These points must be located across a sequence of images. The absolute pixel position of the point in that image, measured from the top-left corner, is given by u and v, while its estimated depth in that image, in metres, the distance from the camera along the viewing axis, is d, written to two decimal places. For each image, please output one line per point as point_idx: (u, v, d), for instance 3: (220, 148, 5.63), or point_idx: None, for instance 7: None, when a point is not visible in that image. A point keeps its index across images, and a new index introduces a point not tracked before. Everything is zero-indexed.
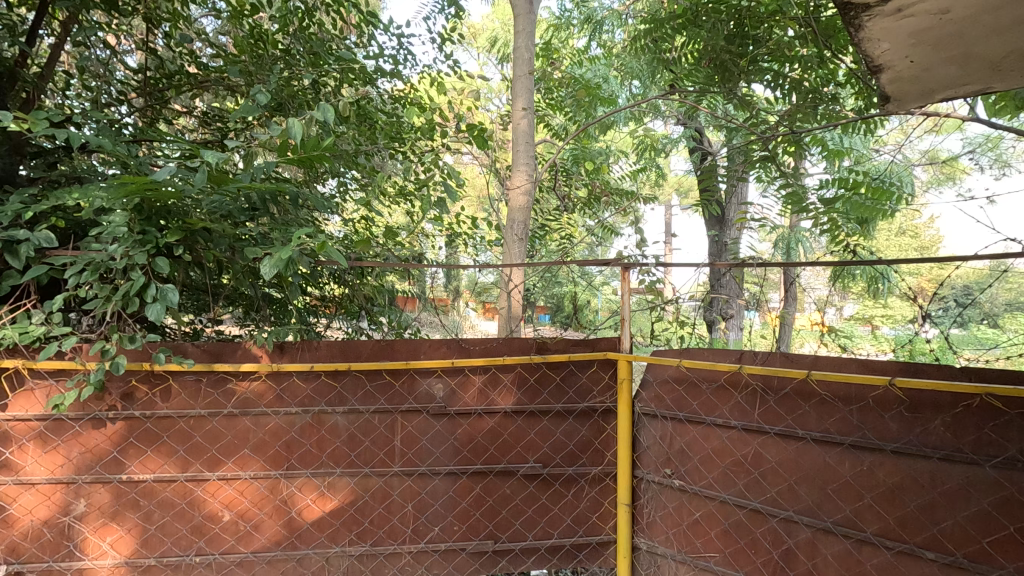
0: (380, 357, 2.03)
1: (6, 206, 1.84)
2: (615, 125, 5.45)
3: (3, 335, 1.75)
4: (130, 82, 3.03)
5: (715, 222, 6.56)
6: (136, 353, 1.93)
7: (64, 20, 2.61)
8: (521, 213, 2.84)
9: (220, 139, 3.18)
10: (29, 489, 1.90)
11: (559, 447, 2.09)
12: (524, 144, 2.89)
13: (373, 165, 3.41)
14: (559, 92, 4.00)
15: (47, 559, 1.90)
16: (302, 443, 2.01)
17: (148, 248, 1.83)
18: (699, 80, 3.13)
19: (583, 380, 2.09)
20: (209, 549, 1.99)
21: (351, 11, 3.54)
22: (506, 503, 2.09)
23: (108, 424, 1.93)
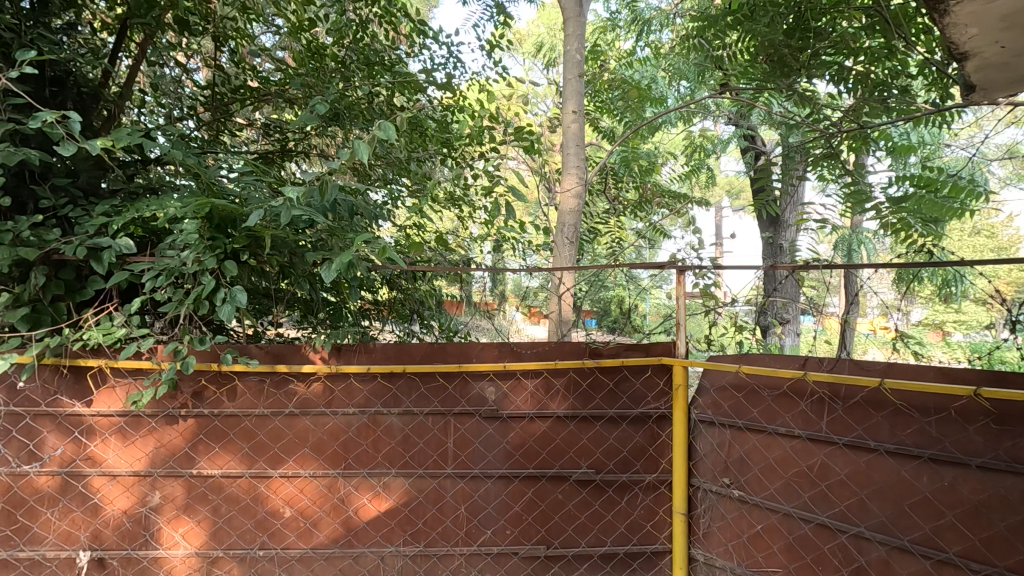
0: (433, 359, 2.06)
1: (93, 217, 1.98)
2: (664, 127, 5.35)
3: (89, 336, 1.89)
4: (198, 97, 3.20)
5: (769, 223, 6.32)
6: (206, 353, 2.03)
7: (142, 42, 2.79)
8: (572, 216, 2.81)
9: (280, 150, 3.32)
10: (110, 480, 2.02)
11: (612, 453, 2.06)
12: (574, 147, 2.88)
13: (424, 171, 3.47)
14: (609, 94, 3.96)
15: (126, 547, 2.02)
16: (359, 443, 2.07)
17: (217, 254, 1.93)
18: (755, 77, 3.03)
19: (636, 385, 2.05)
20: (271, 544, 2.06)
21: (402, 22, 3.63)
22: (558, 509, 2.07)
23: (181, 421, 2.03)
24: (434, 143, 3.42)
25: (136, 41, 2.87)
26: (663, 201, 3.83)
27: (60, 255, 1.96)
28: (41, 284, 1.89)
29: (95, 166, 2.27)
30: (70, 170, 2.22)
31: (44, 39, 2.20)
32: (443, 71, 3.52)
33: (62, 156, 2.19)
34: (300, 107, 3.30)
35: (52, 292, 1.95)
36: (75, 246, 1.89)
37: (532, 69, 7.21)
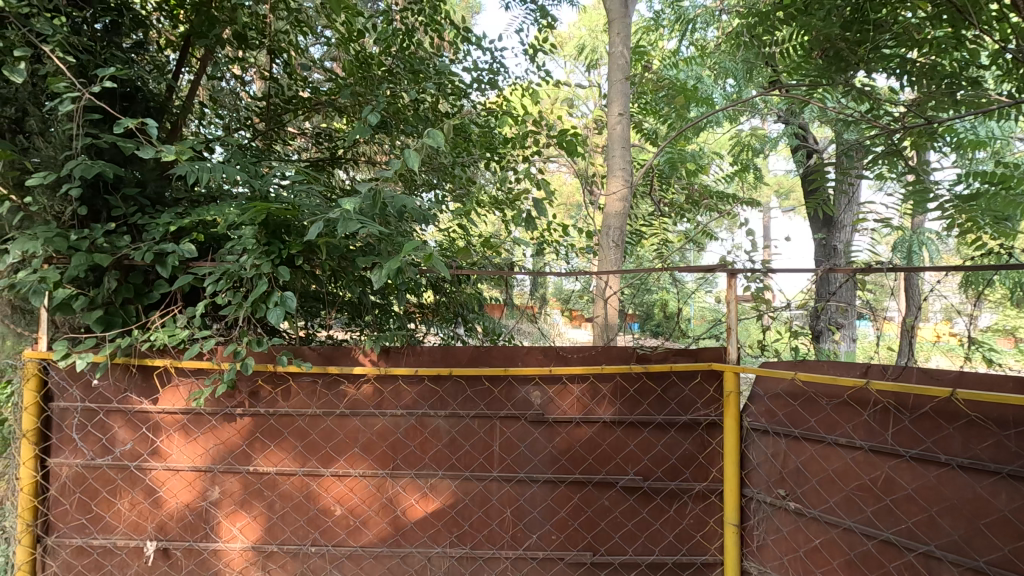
0: (479, 363, 2.08)
1: (160, 224, 2.10)
2: (710, 127, 5.22)
3: (156, 337, 1.99)
4: (254, 109, 3.34)
5: (822, 225, 6.08)
6: (263, 355, 2.11)
7: (203, 58, 2.94)
8: (618, 219, 2.78)
9: (330, 158, 3.43)
10: (174, 474, 2.13)
11: (660, 460, 2.02)
12: (620, 148, 2.85)
13: (468, 176, 3.51)
14: (654, 95, 3.90)
15: (188, 539, 2.12)
16: (407, 444, 2.10)
17: (273, 259, 2.01)
18: (809, 73, 2.92)
19: (685, 392, 2.01)
20: (323, 541, 2.12)
21: (447, 29, 3.69)
22: (604, 516, 2.05)
23: (238, 420, 2.12)
24: (478, 148, 3.45)
25: (198, 57, 3.02)
26: (710, 203, 3.74)
27: (130, 261, 2.08)
28: (113, 287, 2.02)
29: (162, 176, 2.40)
30: (139, 180, 2.35)
31: (116, 58, 2.35)
32: (487, 77, 3.56)
33: (132, 167, 2.33)
34: (349, 116, 3.39)
35: (123, 295, 2.07)
36: (144, 252, 2.00)
37: (574, 73, 7.19)
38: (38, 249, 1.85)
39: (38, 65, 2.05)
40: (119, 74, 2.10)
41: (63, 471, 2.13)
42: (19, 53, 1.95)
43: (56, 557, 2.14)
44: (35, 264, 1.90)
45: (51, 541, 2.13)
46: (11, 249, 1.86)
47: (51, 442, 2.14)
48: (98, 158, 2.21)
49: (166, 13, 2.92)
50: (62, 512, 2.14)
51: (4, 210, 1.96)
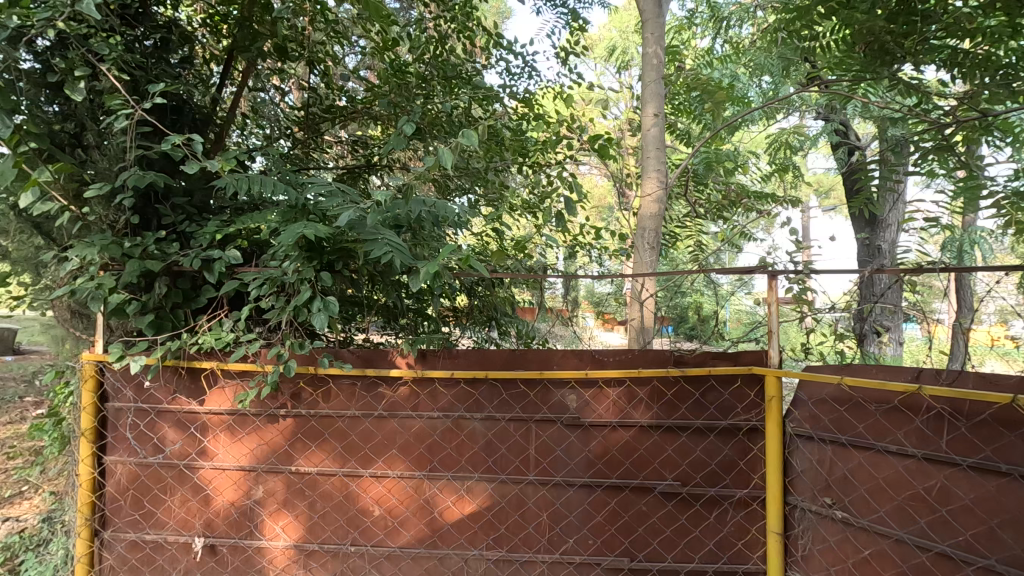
0: (515, 366, 2.08)
1: (206, 232, 2.18)
2: (746, 126, 5.11)
3: (203, 340, 2.07)
4: (293, 118, 3.44)
5: (866, 224, 5.87)
6: (304, 358, 2.16)
7: (245, 70, 3.05)
8: (653, 221, 2.74)
9: (365, 164, 3.50)
10: (221, 473, 2.20)
11: (699, 466, 1.98)
12: (655, 150, 2.81)
13: (500, 180, 3.52)
14: (688, 95, 3.84)
15: (234, 536, 2.19)
16: (443, 446, 2.12)
17: (314, 264, 2.06)
18: (852, 68, 2.83)
19: (725, 396, 1.97)
20: (362, 541, 2.15)
21: (479, 35, 3.72)
22: (642, 521, 2.02)
23: (281, 421, 2.18)
24: (511, 152, 3.46)
25: (240, 70, 3.13)
26: (747, 203, 3.66)
27: (179, 267, 2.16)
28: (163, 293, 2.10)
29: (207, 186, 2.50)
30: (187, 189, 2.45)
31: (166, 73, 2.46)
32: (519, 81, 3.58)
33: (180, 177, 2.43)
34: (384, 123, 3.46)
35: (172, 300, 2.16)
36: (192, 259, 2.08)
37: (604, 74, 7.15)
38: (95, 256, 1.94)
39: (95, 82, 2.16)
40: (170, 89, 2.20)
41: (117, 468, 2.23)
42: (78, 72, 2.06)
43: (111, 550, 2.23)
44: (92, 271, 2.00)
45: (107, 535, 2.23)
46: (71, 256, 1.97)
47: (106, 441, 2.24)
48: (149, 169, 2.32)
49: (211, 29, 3.04)
50: (117, 507, 2.24)
51: (64, 220, 2.07)
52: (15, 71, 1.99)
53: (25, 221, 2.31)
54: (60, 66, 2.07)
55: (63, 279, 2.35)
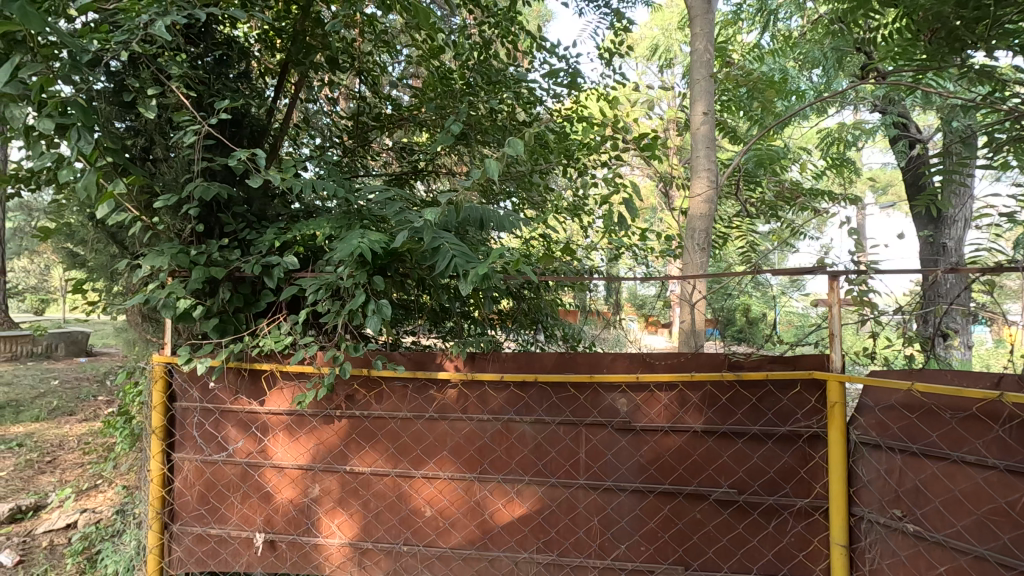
0: (564, 369, 2.07)
1: (266, 239, 2.27)
2: (797, 121, 4.93)
3: (264, 343, 2.15)
4: (343, 128, 3.54)
5: (929, 221, 5.56)
6: (358, 360, 2.22)
7: (298, 82, 3.16)
8: (703, 221, 2.68)
9: (412, 170, 3.57)
10: (280, 472, 2.28)
11: (756, 473, 1.92)
12: (705, 148, 2.75)
13: (544, 183, 3.52)
14: (737, 91, 3.74)
15: (292, 533, 2.27)
16: (494, 449, 2.13)
17: (367, 269, 2.11)
18: (917, 57, 2.68)
19: (783, 401, 1.90)
20: (415, 540, 2.19)
21: (522, 39, 3.73)
22: (697, 529, 1.97)
23: (336, 421, 2.24)
24: (555, 154, 3.46)
25: (293, 82, 3.25)
26: (802, 201, 3.52)
27: (240, 273, 2.26)
28: (226, 298, 2.21)
29: (265, 194, 2.61)
30: (247, 198, 2.55)
31: (227, 88, 2.58)
32: (562, 83, 3.58)
33: (240, 187, 2.54)
34: (430, 129, 3.52)
35: (234, 304, 2.26)
36: (253, 265, 2.18)
37: (646, 73, 7.05)
38: (165, 263, 2.06)
39: (163, 99, 2.30)
40: (232, 103, 2.31)
41: (185, 465, 2.34)
42: (149, 90, 2.20)
43: (180, 543, 2.35)
44: (163, 278, 2.11)
45: (176, 528, 2.34)
46: (143, 264, 2.09)
47: (175, 438, 2.36)
48: (212, 180, 2.43)
49: (266, 44, 3.17)
50: (184, 502, 2.35)
51: (137, 230, 2.20)
52: (93, 91, 2.14)
53: (102, 231, 2.47)
54: (133, 85, 2.21)
55: (136, 285, 2.50)
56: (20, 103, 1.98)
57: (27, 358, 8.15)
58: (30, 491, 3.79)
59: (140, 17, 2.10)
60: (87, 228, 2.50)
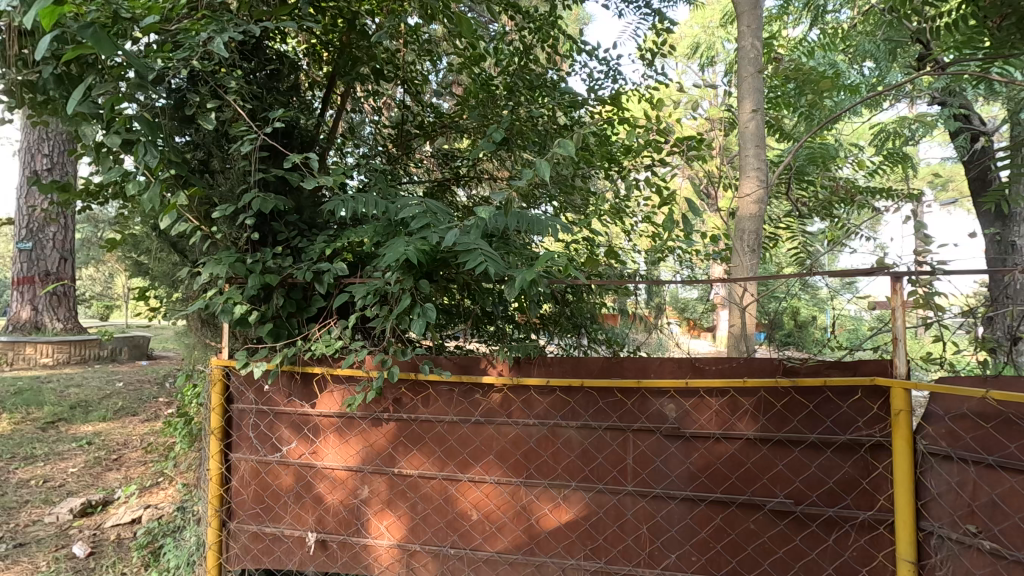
0: (610, 374, 2.05)
1: (317, 246, 2.35)
2: (848, 117, 4.75)
3: (316, 347, 2.22)
4: (386, 136, 3.62)
5: (996, 219, 5.25)
6: (405, 364, 2.26)
7: (344, 94, 3.25)
8: (752, 221, 2.61)
9: (454, 176, 3.63)
10: (331, 473, 2.33)
11: (815, 483, 1.85)
12: (753, 147, 2.68)
13: (586, 186, 3.51)
14: (786, 88, 3.62)
15: (343, 533, 2.32)
16: (540, 454, 2.12)
17: (414, 275, 2.15)
18: (984, 46, 2.54)
19: (843, 409, 1.82)
20: (461, 544, 2.20)
21: (562, 43, 3.74)
22: (751, 540, 1.91)
23: (384, 424, 2.27)
24: (598, 158, 3.44)
25: (339, 94, 3.35)
26: (859, 200, 3.37)
27: (293, 280, 2.34)
28: (280, 303, 2.29)
29: (315, 203, 2.69)
30: (297, 207, 2.64)
31: (279, 101, 2.68)
32: (603, 85, 3.56)
33: (292, 196, 2.63)
34: (472, 136, 3.56)
35: (288, 310, 2.34)
36: (305, 271, 2.25)
37: (686, 72, 6.92)
38: (223, 271, 2.15)
39: (221, 114, 2.41)
40: (284, 115, 2.40)
41: (241, 465, 2.43)
42: (208, 105, 2.31)
43: (237, 540, 2.43)
44: (221, 284, 2.21)
45: (233, 526, 2.43)
46: (203, 271, 2.19)
47: (232, 439, 2.45)
48: (265, 190, 2.53)
49: (314, 58, 3.27)
50: (241, 501, 2.43)
51: (197, 239, 2.31)
52: (157, 108, 2.26)
53: (164, 241, 2.60)
54: (193, 101, 2.32)
55: (195, 292, 2.62)
56: (91, 122, 2.11)
57: (95, 362, 8.67)
58: (99, 487, 4.02)
59: (199, 35, 2.21)
60: (151, 239, 2.64)
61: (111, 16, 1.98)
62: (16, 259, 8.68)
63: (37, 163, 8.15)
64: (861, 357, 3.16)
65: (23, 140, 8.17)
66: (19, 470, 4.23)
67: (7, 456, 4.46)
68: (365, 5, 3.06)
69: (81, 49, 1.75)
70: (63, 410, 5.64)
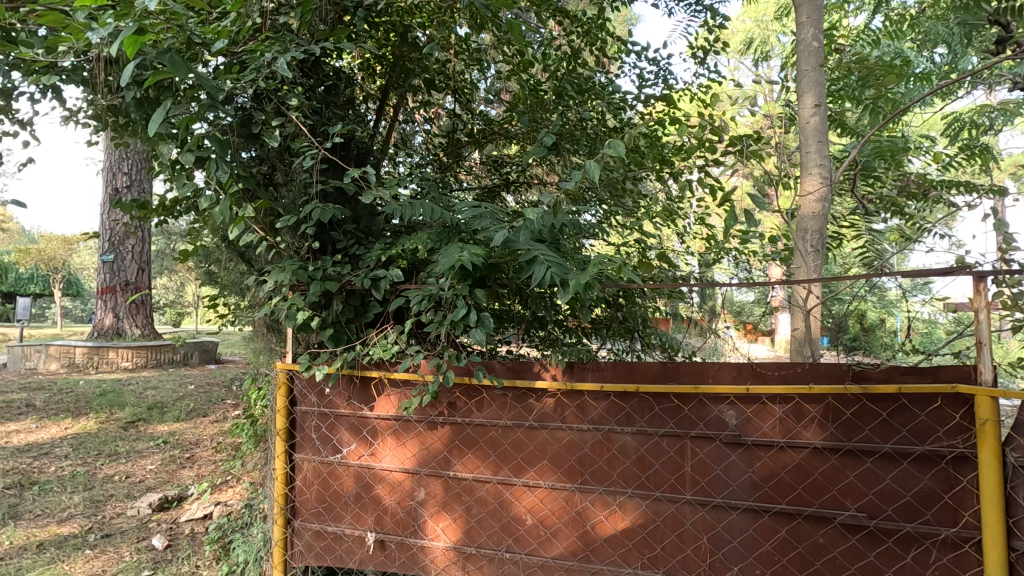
0: (666, 380, 2.01)
1: (373, 254, 2.42)
2: (918, 107, 4.48)
3: (374, 352, 2.29)
4: (437, 145, 3.70)
5: None
6: (460, 368, 2.29)
7: (397, 105, 3.35)
8: (815, 220, 2.50)
9: (503, 182, 3.66)
10: (388, 475, 2.39)
11: (890, 497, 1.75)
12: (816, 143, 2.57)
13: (637, 189, 3.46)
14: (849, 80, 3.46)
15: (400, 534, 2.37)
16: (595, 459, 2.11)
17: (467, 281, 2.18)
18: None
19: (921, 418, 1.71)
20: (517, 548, 2.20)
21: (611, 45, 3.71)
22: (819, 554, 1.82)
23: (440, 428, 2.31)
24: (649, 160, 3.38)
25: (392, 105, 3.45)
26: (933, 195, 3.17)
27: (351, 286, 2.42)
28: (339, 309, 2.38)
29: (370, 212, 2.77)
30: (355, 216, 2.73)
31: (337, 115, 2.79)
32: (653, 86, 3.51)
33: (349, 206, 2.73)
34: (521, 142, 3.58)
35: (347, 315, 2.43)
36: (363, 278, 2.33)
37: (739, 68, 6.71)
38: (287, 279, 2.25)
39: (285, 129, 2.53)
40: (342, 129, 2.50)
41: (304, 465, 2.52)
42: (273, 122, 2.44)
43: (301, 538, 2.52)
44: (285, 291, 2.32)
45: (297, 523, 2.52)
46: (269, 279, 2.30)
47: (296, 440, 2.56)
48: (325, 201, 2.64)
49: (368, 71, 3.39)
50: (304, 500, 2.53)
51: (263, 248, 2.43)
52: (226, 127, 2.40)
53: (232, 251, 2.76)
54: (259, 119, 2.46)
55: (261, 299, 2.76)
56: (168, 142, 2.26)
57: (169, 366, 9.25)
58: (174, 484, 4.28)
59: (265, 56, 2.33)
60: (221, 249, 2.80)
61: (186, 42, 2.12)
62: (100, 270, 9.39)
63: (118, 181, 8.80)
64: (942, 364, 2.60)
65: (106, 160, 8.84)
66: (105, 466, 4.56)
67: (94, 453, 4.83)
68: (416, 18, 3.15)
69: (159, 74, 1.88)
70: (143, 411, 6.05)
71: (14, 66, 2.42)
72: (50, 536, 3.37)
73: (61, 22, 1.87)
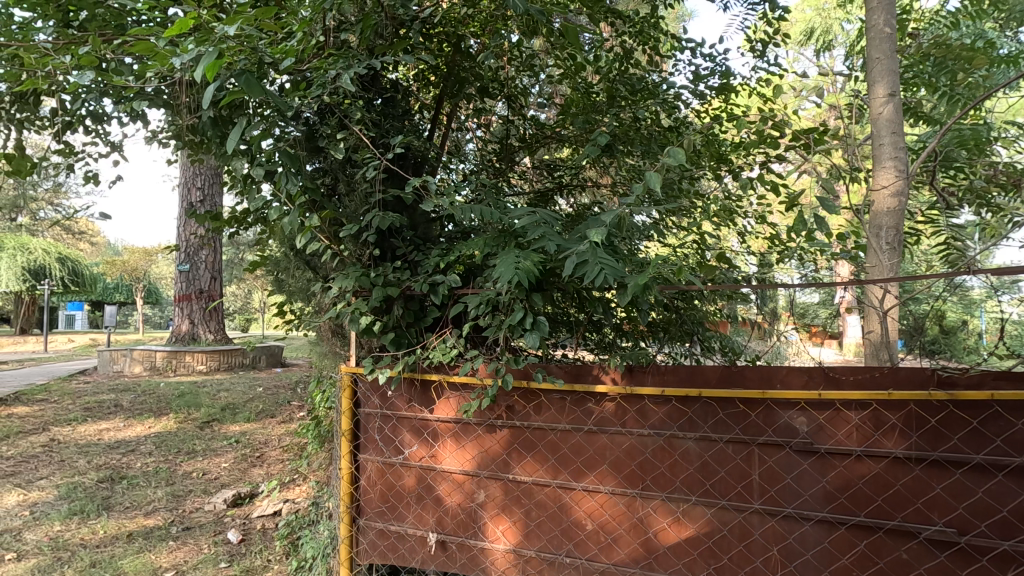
0: (731, 383, 1.94)
1: (432, 260, 2.48)
2: (1004, 92, 4.14)
3: (433, 356, 2.34)
4: (490, 151, 3.75)
5: None
6: (518, 372, 2.31)
7: (452, 113, 3.42)
8: (891, 216, 2.36)
9: (556, 185, 3.67)
10: (449, 476, 2.43)
11: (983, 511, 1.62)
12: (889, 134, 2.42)
13: (694, 187, 3.39)
14: (925, 66, 3.25)
15: (461, 534, 2.40)
16: (656, 465, 2.06)
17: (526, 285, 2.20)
18: None
19: (1018, 427, 1.59)
20: (577, 553, 2.19)
21: (665, 42, 3.65)
22: (903, 571, 1.71)
23: (498, 431, 2.33)
24: (706, 158, 3.30)
25: (447, 114, 3.53)
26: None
27: (411, 291, 2.49)
28: (400, 314, 2.45)
29: (428, 219, 2.85)
30: (413, 223, 2.81)
31: (395, 126, 2.88)
32: (710, 82, 3.42)
33: (408, 214, 2.81)
34: (574, 145, 3.58)
35: (407, 320, 2.50)
36: (423, 283, 2.39)
37: (801, 59, 6.42)
38: (352, 285, 2.34)
39: (347, 141, 2.63)
40: (402, 140, 2.59)
41: (368, 465, 2.60)
42: (337, 135, 2.55)
43: (365, 536, 2.60)
44: (349, 297, 2.40)
45: (362, 522, 2.60)
46: (334, 285, 2.40)
47: (360, 440, 2.64)
48: (385, 209, 2.72)
49: (423, 81, 3.48)
50: (369, 499, 2.60)
51: (328, 256, 2.53)
52: (293, 142, 2.53)
53: (300, 259, 2.89)
54: (325, 132, 2.57)
55: (325, 304, 2.88)
56: (241, 157, 2.40)
57: (239, 369, 9.77)
58: (246, 481, 4.52)
59: (329, 72, 2.44)
60: (289, 258, 2.94)
61: (258, 63, 2.24)
62: (177, 280, 10.04)
63: (192, 196, 9.39)
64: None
65: (181, 177, 9.46)
66: (184, 463, 4.86)
67: (175, 451, 5.15)
68: (470, 26, 3.21)
69: (235, 94, 2.01)
70: (216, 412, 6.42)
71: (106, 93, 2.63)
72: (138, 527, 3.62)
73: (149, 50, 2.03)
